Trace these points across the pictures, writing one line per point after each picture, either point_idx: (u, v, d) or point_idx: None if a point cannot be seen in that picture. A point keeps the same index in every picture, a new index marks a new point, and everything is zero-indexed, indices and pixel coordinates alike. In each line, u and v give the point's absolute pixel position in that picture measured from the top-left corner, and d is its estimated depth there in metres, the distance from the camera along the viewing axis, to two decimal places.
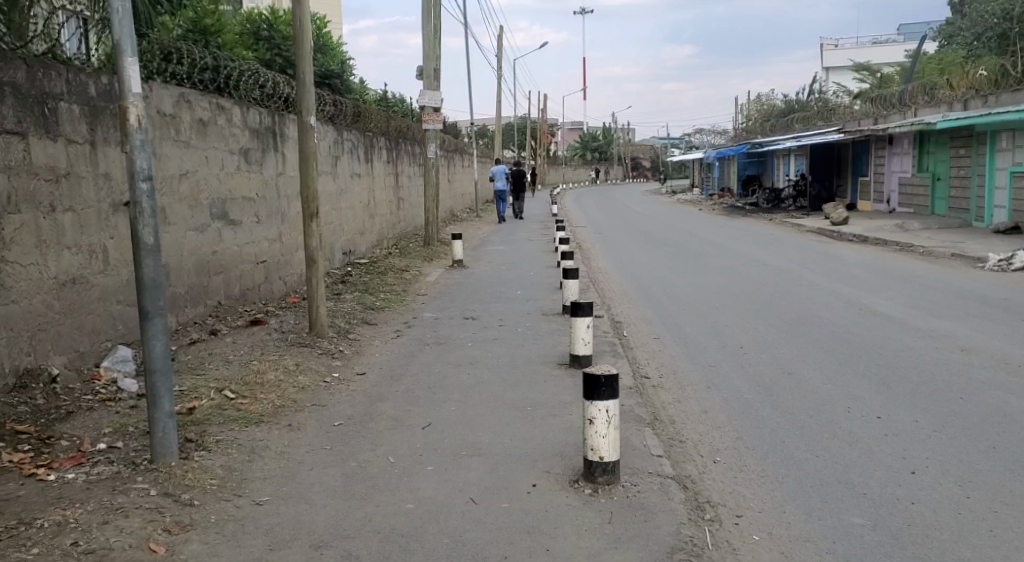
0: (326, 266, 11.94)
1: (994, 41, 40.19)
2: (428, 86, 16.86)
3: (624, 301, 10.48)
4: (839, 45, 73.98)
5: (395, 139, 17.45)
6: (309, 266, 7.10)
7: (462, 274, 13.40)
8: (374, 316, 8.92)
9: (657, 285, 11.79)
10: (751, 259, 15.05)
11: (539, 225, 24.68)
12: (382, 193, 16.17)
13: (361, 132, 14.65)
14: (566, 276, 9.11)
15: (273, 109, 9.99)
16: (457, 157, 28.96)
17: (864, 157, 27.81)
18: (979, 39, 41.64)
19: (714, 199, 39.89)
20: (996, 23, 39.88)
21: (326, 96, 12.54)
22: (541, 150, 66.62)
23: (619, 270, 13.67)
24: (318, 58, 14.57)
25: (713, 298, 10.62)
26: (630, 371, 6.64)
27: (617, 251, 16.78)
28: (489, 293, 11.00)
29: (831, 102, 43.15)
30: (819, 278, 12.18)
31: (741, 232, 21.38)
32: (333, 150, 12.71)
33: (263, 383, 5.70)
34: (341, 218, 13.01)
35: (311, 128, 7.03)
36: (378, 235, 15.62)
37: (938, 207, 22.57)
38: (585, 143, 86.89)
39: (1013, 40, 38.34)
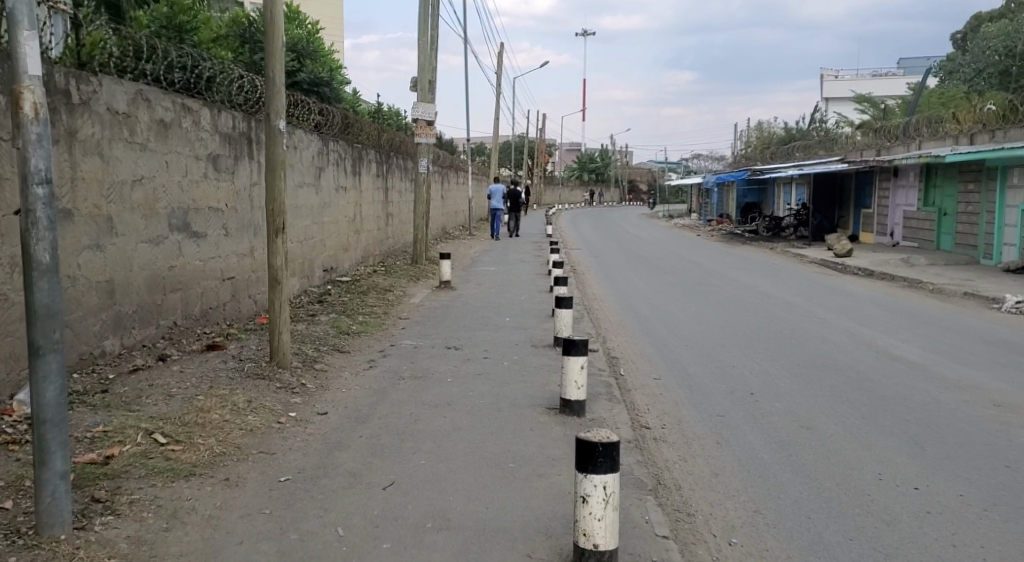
0: (303, 283, 11.17)
1: (996, 77, 39.97)
2: (422, 99, 16.19)
3: (621, 334, 9.72)
4: (839, 77, 74.01)
5: (386, 152, 16.75)
6: (273, 288, 6.34)
7: (450, 297, 12.64)
8: (348, 342, 8.15)
9: (657, 318, 11.06)
10: (756, 292, 14.34)
11: (533, 246, 23.98)
12: (369, 207, 15.43)
13: (349, 144, 13.94)
14: (559, 306, 8.36)
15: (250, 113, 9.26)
16: (452, 174, 28.31)
17: (868, 189, 27.21)
18: (980, 75, 41.40)
19: (712, 226, 39.31)
20: (999, 60, 39.64)
21: (312, 104, 11.83)
22: (538, 169, 66.13)
23: (616, 299, 12.94)
24: (307, 65, 13.97)
25: (717, 336, 9.89)
26: (627, 419, 5.87)
27: (614, 277, 16.05)
28: (476, 319, 10.24)
29: (832, 133, 42.76)
30: (829, 317, 11.46)
31: (742, 261, 20.70)
32: (317, 161, 11.98)
33: (204, 424, 4.93)
34: (323, 232, 12.26)
35: (280, 134, 6.30)
36: (363, 251, 14.87)
37: (944, 243, 21.93)
38: (582, 165, 86.46)
39: (1016, 77, 38.07)
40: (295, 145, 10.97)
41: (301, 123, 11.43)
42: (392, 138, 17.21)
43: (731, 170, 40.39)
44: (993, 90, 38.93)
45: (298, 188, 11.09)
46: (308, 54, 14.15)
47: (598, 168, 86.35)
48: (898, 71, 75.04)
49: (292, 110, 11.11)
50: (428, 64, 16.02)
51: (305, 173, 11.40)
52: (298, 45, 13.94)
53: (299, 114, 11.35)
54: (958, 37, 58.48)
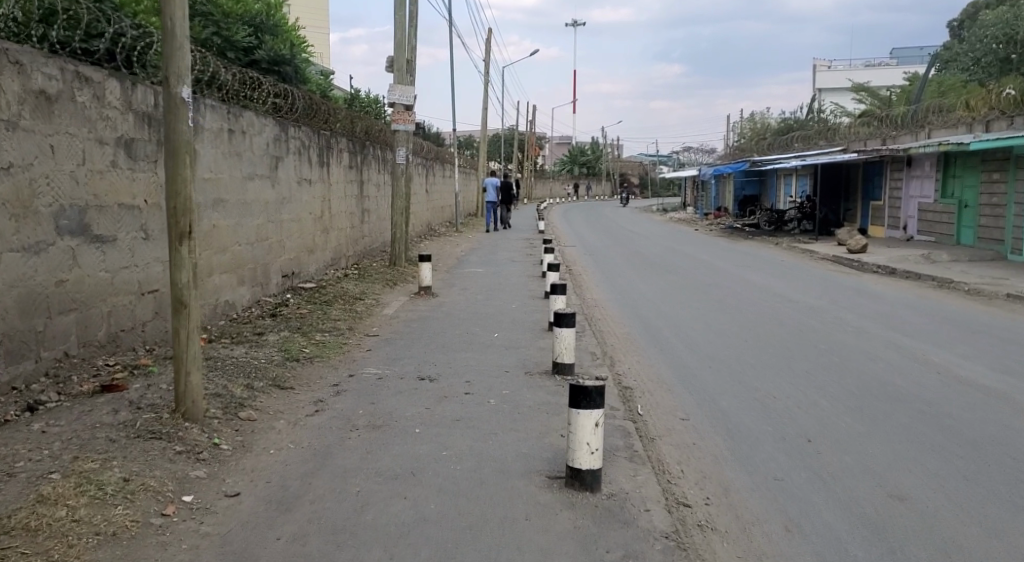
0: (255, 294, 9.55)
1: (996, 66, 38.76)
2: (399, 80, 14.52)
3: (631, 352, 8.17)
4: (831, 68, 72.85)
5: (360, 141, 15.10)
6: (176, 313, 4.71)
7: (429, 305, 11.02)
8: (294, 373, 6.51)
9: (671, 328, 9.54)
10: (775, 294, 12.80)
11: (525, 243, 22.41)
12: (341, 202, 13.81)
13: (314, 130, 12.30)
14: (557, 322, 6.78)
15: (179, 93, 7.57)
16: (437, 166, 26.71)
17: (877, 180, 25.64)
18: (978, 63, 40.20)
19: (709, 219, 37.82)
20: (999, 48, 38.40)
21: (266, 83, 10.19)
22: (528, 163, 64.56)
23: (619, 306, 11.38)
24: (267, 40, 12.40)
25: (745, 352, 8.35)
26: (658, 493, 4.28)
27: (614, 278, 14.51)
28: (459, 336, 8.64)
29: (830, 123, 41.44)
30: (867, 327, 9.92)
31: (749, 258, 19.21)
32: (274, 149, 10.35)
33: (37, 527, 3.32)
34: (282, 232, 10.63)
35: (182, 105, 4.65)
36: (333, 253, 13.23)
37: (965, 237, 20.43)
38: (573, 157, 84.80)
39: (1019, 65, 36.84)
40: (244, 131, 9.32)
41: (253, 104, 9.78)
42: (367, 126, 15.59)
43: (729, 161, 38.73)
44: (996, 77, 37.49)
45: (248, 180, 9.44)
46: (269, 29, 12.55)
47: (589, 161, 84.84)
48: (892, 61, 73.75)
49: (243, 88, 9.45)
50: (405, 41, 14.36)
51: (257, 164, 9.75)
52: (257, 18, 12.34)
53: (250, 93, 9.68)
54: (954, 25, 57.17)
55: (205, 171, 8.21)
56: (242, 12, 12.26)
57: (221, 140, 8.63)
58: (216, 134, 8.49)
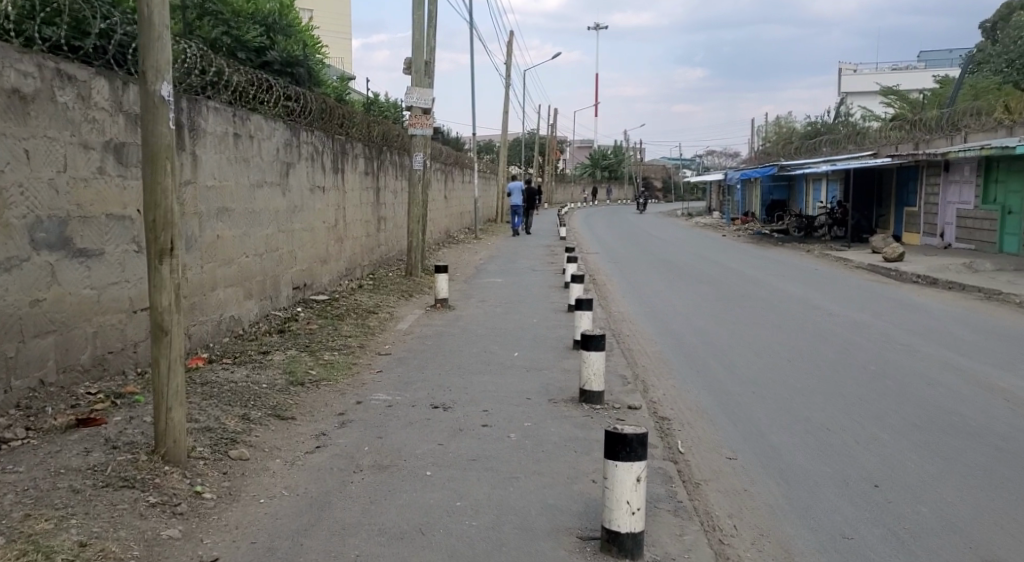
0: (264, 308, 8.99)
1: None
2: (417, 83, 13.92)
3: (664, 375, 7.55)
4: (857, 71, 71.73)
5: (376, 147, 14.58)
6: (155, 341, 4.13)
7: (447, 318, 10.42)
8: (297, 399, 5.91)
9: (706, 347, 8.88)
10: (813, 308, 12.08)
11: (547, 250, 21.78)
12: (356, 209, 13.27)
13: (328, 134, 11.76)
14: (585, 345, 6.20)
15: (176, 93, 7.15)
16: (457, 171, 26.20)
17: (911, 185, 24.75)
18: (1011, 66, 39.14)
19: (735, 225, 37.06)
20: None
21: (276, 84, 9.65)
22: (549, 167, 64.01)
23: (649, 320, 10.75)
24: (278, 41, 11.87)
25: (791, 375, 7.67)
26: (710, 559, 3.66)
27: (642, 289, 13.86)
28: (478, 355, 8.04)
29: (859, 127, 40.52)
30: (920, 346, 9.22)
31: (781, 267, 18.46)
32: (284, 155, 9.81)
33: None
34: (293, 242, 10.09)
35: (162, 105, 4.06)
36: (348, 262, 12.69)
37: (1009, 245, 19.58)
38: (594, 162, 84.08)
39: None
40: (251, 135, 8.77)
41: (262, 108, 9.23)
42: (384, 130, 15.06)
43: (754, 166, 37.87)
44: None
45: (257, 187, 8.90)
46: (280, 29, 12.04)
47: (611, 165, 84.09)
48: (919, 63, 72.46)
49: (251, 90, 8.91)
50: (423, 41, 13.78)
51: (266, 170, 9.20)
52: (268, 18, 11.84)
53: (259, 95, 9.15)
54: (985, 28, 55.93)
55: (208, 178, 7.67)
56: (253, 11, 11.76)
57: (226, 144, 8.09)
58: (220, 138, 7.95)
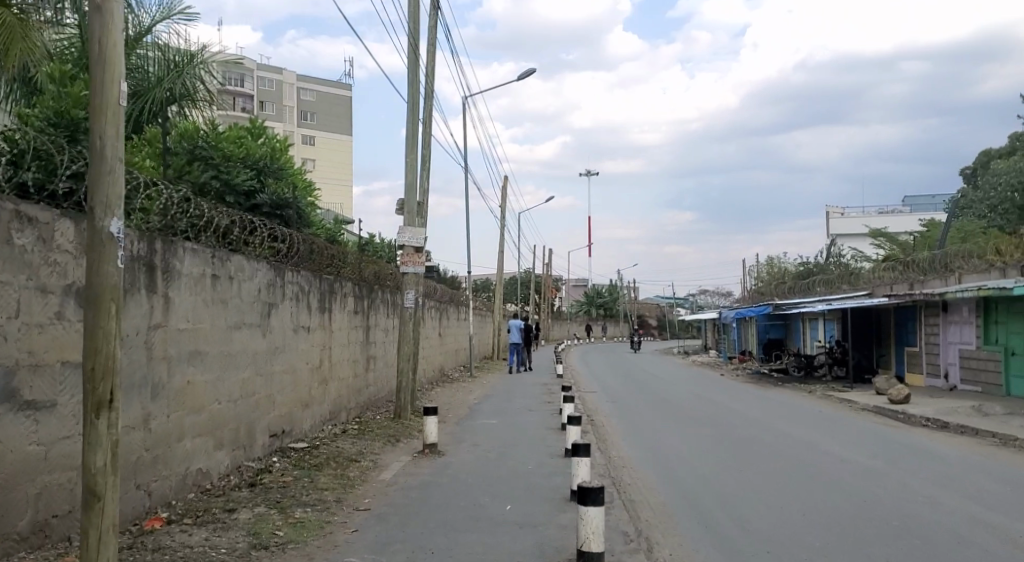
0: (236, 459, 8.40)
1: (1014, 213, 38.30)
2: (409, 223, 13.83)
3: (669, 533, 6.92)
4: (844, 214, 73.37)
5: (367, 286, 14.34)
6: (86, 508, 3.65)
7: (435, 467, 9.79)
8: None
9: (714, 498, 8.25)
10: (822, 454, 11.48)
11: (542, 389, 21.21)
12: (344, 350, 12.85)
13: (316, 274, 11.51)
14: (581, 501, 5.64)
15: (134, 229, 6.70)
16: (452, 310, 25.98)
17: (910, 324, 24.50)
18: (995, 210, 39.93)
19: (733, 364, 36.61)
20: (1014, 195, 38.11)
21: (261, 224, 9.45)
22: (545, 306, 64.22)
23: (650, 467, 10.11)
24: (269, 184, 11.76)
25: (808, 532, 7.03)
26: None
27: (642, 432, 13.24)
28: (465, 508, 7.42)
29: (852, 267, 40.81)
30: (941, 498, 8.61)
31: (784, 408, 17.88)
32: (267, 295, 9.50)
33: None
34: (273, 386, 9.60)
35: (110, 243, 3.77)
36: (333, 405, 12.14)
37: (1016, 387, 19.08)
38: (589, 301, 84.55)
39: None
40: (232, 276, 8.49)
41: (246, 249, 9.00)
42: (375, 269, 14.87)
43: (750, 305, 37.82)
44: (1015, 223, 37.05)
45: (235, 330, 8.53)
46: (272, 172, 11.98)
47: (606, 304, 84.47)
48: (904, 207, 74.30)
49: (235, 231, 8.70)
50: (415, 183, 13.80)
51: (247, 312, 8.86)
52: (260, 162, 11.83)
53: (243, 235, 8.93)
54: (967, 173, 57.67)
55: (182, 320, 7.33)
56: (244, 156, 11.78)
57: (203, 286, 7.79)
58: (197, 279, 7.66)
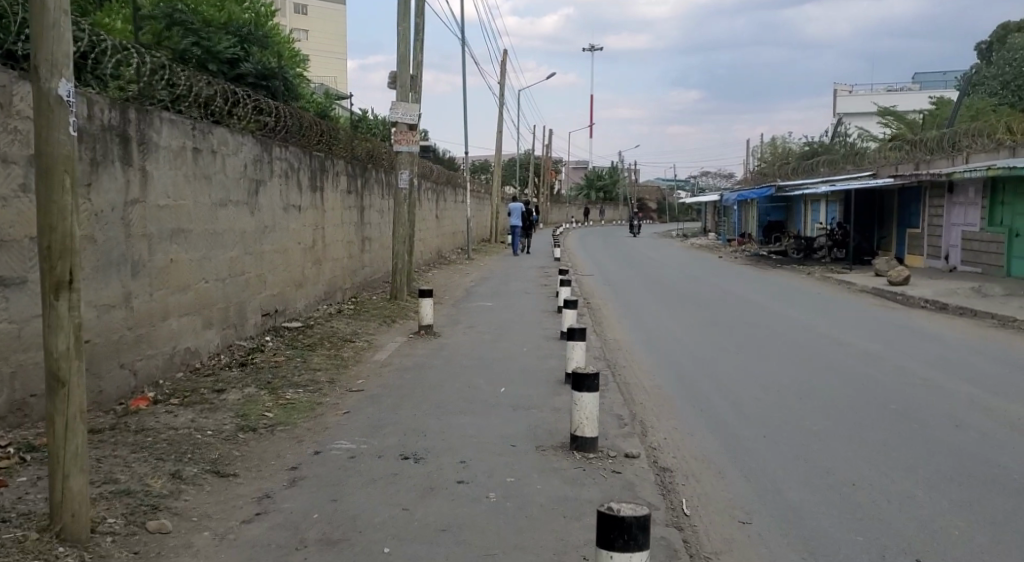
0: (227, 338, 8.24)
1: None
2: (402, 97, 13.24)
3: (664, 415, 6.83)
4: (852, 93, 71.50)
5: (360, 165, 13.91)
6: (51, 396, 3.44)
7: (430, 347, 9.68)
8: (245, 449, 5.18)
9: (710, 382, 8.15)
10: (820, 337, 11.39)
11: (540, 271, 21.07)
12: (337, 230, 12.56)
13: (305, 150, 11.07)
14: (576, 386, 5.50)
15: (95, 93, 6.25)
16: (449, 191, 25.54)
17: (914, 206, 24.13)
18: (1007, 87, 38.73)
19: (732, 247, 36.45)
20: None
21: (245, 95, 8.96)
22: (544, 187, 63.48)
23: (647, 350, 10.02)
24: (253, 52, 11.16)
25: (805, 416, 6.94)
26: None
27: (639, 315, 13.14)
28: (459, 390, 7.31)
29: (857, 147, 39.98)
30: (940, 381, 8.53)
31: (783, 290, 17.77)
32: (253, 171, 9.12)
33: None
34: (263, 266, 9.36)
35: (59, 108, 3.40)
36: (327, 286, 11.95)
37: (1017, 268, 18.92)
38: (590, 182, 83.64)
39: None
40: (215, 150, 8.09)
41: (229, 121, 8.56)
42: (368, 147, 14.39)
43: (751, 187, 37.30)
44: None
45: (220, 207, 8.20)
46: (257, 40, 11.36)
47: (606, 185, 83.60)
48: (914, 85, 72.32)
49: (217, 101, 8.23)
50: (408, 55, 13.13)
51: (232, 188, 8.51)
52: (243, 28, 11.19)
53: (225, 107, 8.46)
54: (982, 49, 55.73)
55: (162, 197, 6.99)
56: (226, 21, 11.14)
57: (184, 160, 7.41)
58: (177, 153, 7.27)
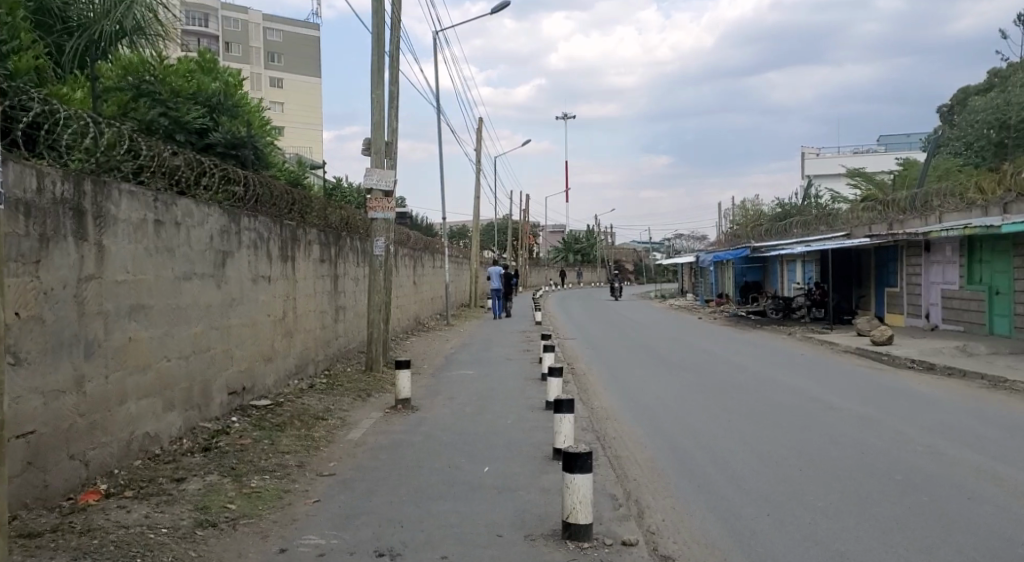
0: (189, 421, 7.72)
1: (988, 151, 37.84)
2: (376, 164, 13.00)
3: (660, 494, 6.41)
4: (820, 155, 72.83)
5: (334, 232, 13.58)
6: None
7: (408, 423, 9.21)
8: (202, 549, 4.70)
9: (704, 453, 7.75)
10: (809, 400, 11.06)
11: (519, 337, 20.66)
12: (310, 300, 12.15)
13: (276, 219, 10.73)
14: (568, 468, 5.05)
15: (47, 163, 5.90)
16: (426, 257, 25.20)
17: (892, 265, 24.14)
18: (971, 147, 39.48)
19: (711, 308, 36.32)
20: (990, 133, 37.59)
21: (211, 164, 8.64)
22: (521, 251, 63.46)
23: (634, 419, 9.60)
24: (223, 122, 11.01)
25: (809, 490, 6.55)
26: None
27: (623, 380, 12.75)
28: (440, 471, 6.83)
29: (830, 207, 40.35)
30: (941, 447, 8.20)
31: (767, 352, 17.49)
32: (220, 243, 8.74)
33: None
34: (230, 341, 8.91)
35: None
36: (299, 358, 11.47)
37: (1000, 326, 18.84)
38: (566, 246, 83.90)
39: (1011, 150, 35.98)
40: (179, 221, 7.71)
41: (195, 191, 8.22)
42: (342, 214, 14.10)
43: (727, 248, 37.39)
44: (992, 161, 36.64)
45: (184, 280, 7.80)
46: (226, 109, 11.24)
47: (582, 249, 83.85)
48: (880, 147, 73.86)
49: (181, 171, 7.89)
50: (382, 121, 12.95)
51: (197, 261, 8.11)
52: (212, 98, 11.06)
53: (190, 177, 8.13)
54: (944, 111, 57.11)
55: (120, 272, 6.57)
56: (195, 91, 11.02)
57: (145, 233, 7.02)
58: (137, 225, 6.88)
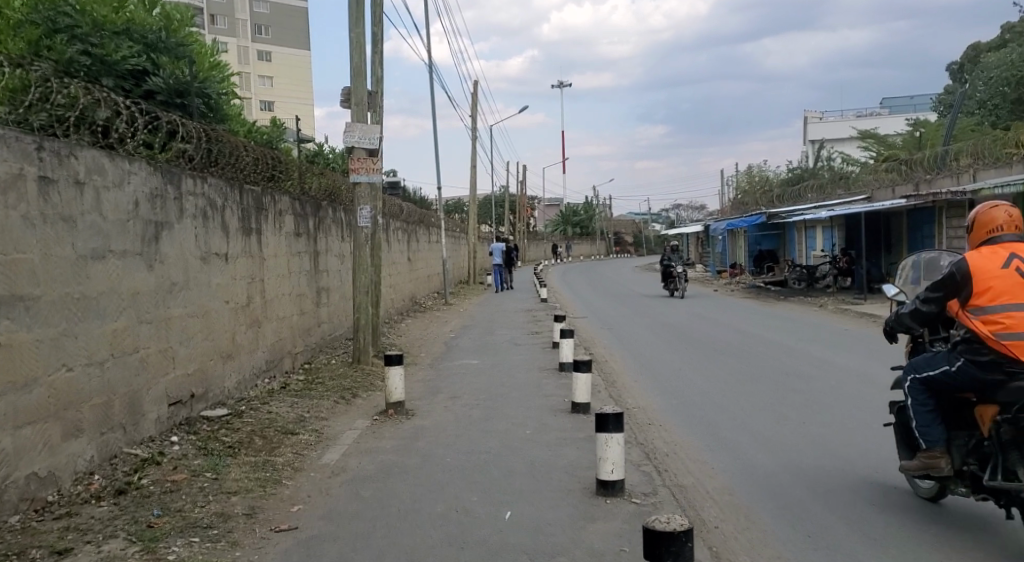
0: (108, 447, 5.78)
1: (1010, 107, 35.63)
2: (358, 118, 10.96)
3: (761, 554, 4.46)
4: (823, 119, 70.41)
5: (314, 202, 11.55)
6: None
7: (403, 435, 7.24)
8: None
9: (796, 478, 5.80)
10: (888, 391, 9.11)
11: (526, 316, 18.69)
12: (282, 280, 10.13)
13: (234, 180, 8.70)
14: (648, 541, 3.13)
15: None
16: (422, 230, 23.15)
17: (928, 229, 22.10)
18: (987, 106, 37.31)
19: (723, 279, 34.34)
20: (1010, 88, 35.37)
21: (132, 104, 6.61)
22: (519, 223, 61.30)
23: (686, 424, 7.62)
24: (163, 63, 9.27)
25: (968, 540, 4.61)
26: None
27: (655, 370, 10.77)
28: (443, 519, 4.86)
29: (844, 171, 38.23)
30: None
31: (807, 327, 15.55)
32: (150, 208, 6.71)
33: None
34: (169, 336, 6.92)
35: None
36: (269, 353, 9.48)
37: None
38: (566, 218, 81.66)
39: None
40: (83, 181, 5.71)
41: (107, 139, 6.19)
42: (322, 180, 12.05)
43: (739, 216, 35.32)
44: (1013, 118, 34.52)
45: (94, 260, 5.79)
46: (166, 48, 9.45)
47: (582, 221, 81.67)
48: (881, 110, 71.70)
49: (87, 111, 5.90)
50: (363, 67, 10.88)
51: (114, 234, 6.10)
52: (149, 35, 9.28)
53: (100, 120, 6.08)
54: (955, 69, 54.75)
55: None
56: (126, 26, 9.21)
57: (21, 196, 5.00)
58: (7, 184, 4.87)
